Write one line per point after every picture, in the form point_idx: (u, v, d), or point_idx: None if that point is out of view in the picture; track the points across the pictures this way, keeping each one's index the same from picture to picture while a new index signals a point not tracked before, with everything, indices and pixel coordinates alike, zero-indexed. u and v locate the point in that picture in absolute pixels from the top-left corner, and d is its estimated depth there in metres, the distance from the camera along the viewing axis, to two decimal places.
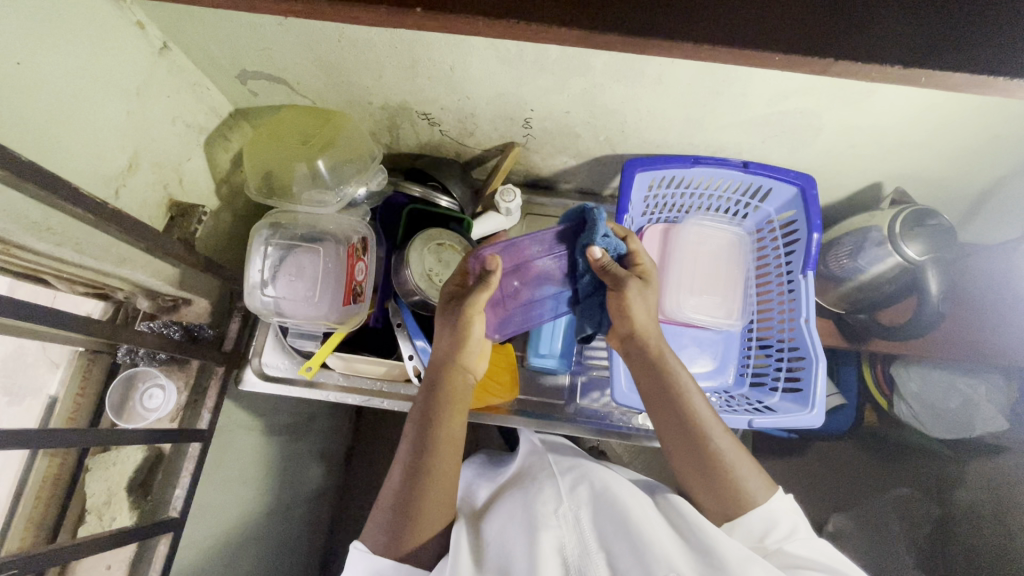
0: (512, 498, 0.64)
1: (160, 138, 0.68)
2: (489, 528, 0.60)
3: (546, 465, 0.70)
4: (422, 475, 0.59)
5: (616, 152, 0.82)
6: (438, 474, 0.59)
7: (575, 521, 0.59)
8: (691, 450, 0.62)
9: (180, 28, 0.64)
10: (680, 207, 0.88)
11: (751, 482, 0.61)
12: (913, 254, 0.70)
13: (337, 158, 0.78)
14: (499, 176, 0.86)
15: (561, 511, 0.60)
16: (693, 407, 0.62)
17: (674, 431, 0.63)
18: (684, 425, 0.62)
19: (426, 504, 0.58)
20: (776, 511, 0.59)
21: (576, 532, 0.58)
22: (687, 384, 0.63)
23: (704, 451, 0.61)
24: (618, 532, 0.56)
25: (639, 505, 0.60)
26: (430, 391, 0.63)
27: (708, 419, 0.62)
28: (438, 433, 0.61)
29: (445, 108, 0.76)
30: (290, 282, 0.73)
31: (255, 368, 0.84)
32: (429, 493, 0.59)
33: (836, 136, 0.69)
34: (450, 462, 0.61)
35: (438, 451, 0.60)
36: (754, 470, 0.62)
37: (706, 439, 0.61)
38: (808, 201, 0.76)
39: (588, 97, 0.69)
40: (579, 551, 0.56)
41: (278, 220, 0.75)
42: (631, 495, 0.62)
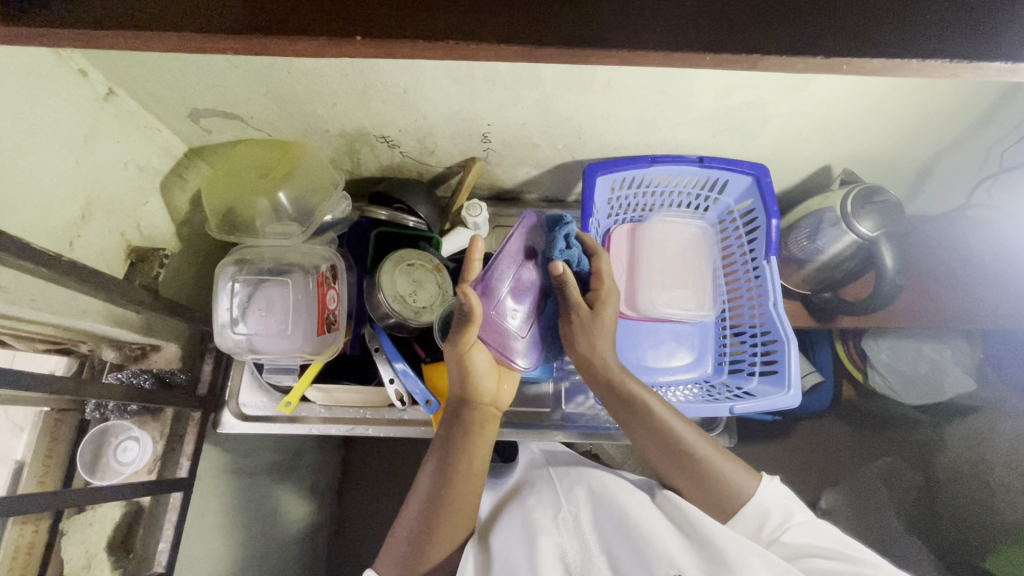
0: (512, 510, 0.64)
1: (114, 184, 0.67)
2: (492, 539, 0.60)
3: (544, 477, 0.70)
4: (437, 505, 0.59)
5: (576, 159, 0.83)
6: (454, 507, 0.59)
7: (575, 527, 0.59)
8: (672, 459, 0.64)
9: (125, 71, 0.63)
10: (644, 206, 0.90)
11: (736, 477, 0.63)
12: (866, 230, 0.73)
13: (298, 189, 0.78)
14: (463, 192, 0.87)
15: (560, 517, 0.60)
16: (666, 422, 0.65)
17: (653, 446, 0.65)
18: (662, 441, 0.65)
19: (439, 535, 0.58)
20: (764, 497, 0.62)
21: (578, 536, 0.58)
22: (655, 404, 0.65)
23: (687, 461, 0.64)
24: (617, 533, 0.56)
25: (636, 502, 0.61)
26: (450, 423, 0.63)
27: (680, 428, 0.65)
28: (455, 465, 0.61)
29: (403, 129, 0.76)
30: (261, 317, 0.72)
31: (234, 410, 0.82)
32: (444, 522, 0.58)
33: (781, 125, 0.72)
34: (468, 496, 0.60)
35: (457, 482, 0.60)
36: (736, 464, 0.64)
37: (682, 443, 0.64)
38: (763, 188, 0.79)
39: (542, 107, 0.70)
40: (582, 556, 0.55)
41: (244, 256, 0.74)
42: (628, 494, 0.63)
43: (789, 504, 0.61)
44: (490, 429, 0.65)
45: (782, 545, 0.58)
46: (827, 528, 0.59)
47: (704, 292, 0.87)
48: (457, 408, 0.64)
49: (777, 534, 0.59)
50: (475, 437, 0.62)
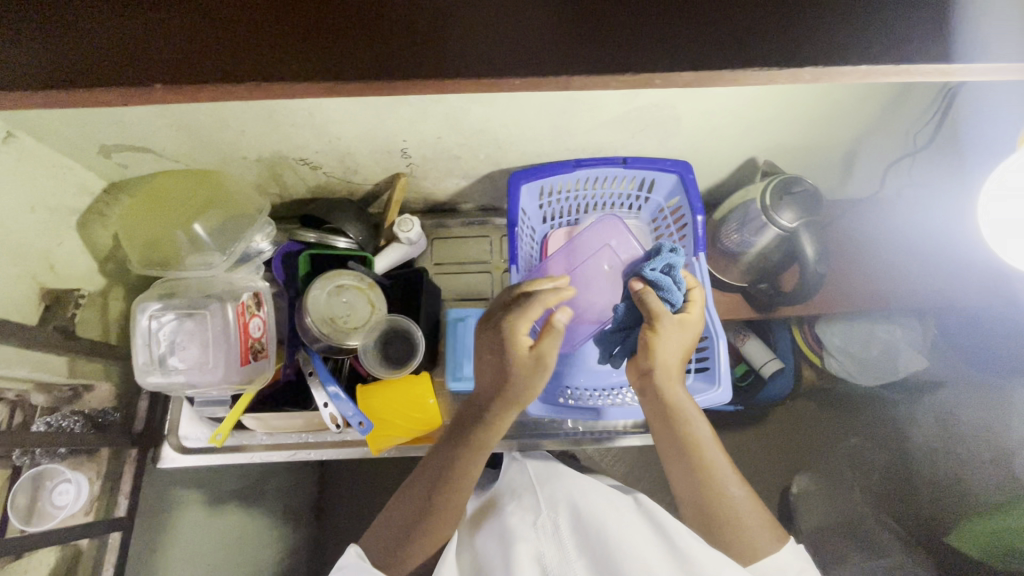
0: (494, 514, 0.67)
1: (20, 228, 0.66)
2: (478, 543, 0.64)
3: (525, 477, 0.72)
4: (424, 504, 0.61)
5: (501, 167, 0.83)
6: (440, 509, 0.61)
7: (553, 532, 0.62)
8: (699, 496, 0.66)
9: (20, 114, 0.62)
10: (578, 209, 0.90)
11: (757, 536, 0.64)
12: (787, 221, 0.73)
13: (216, 219, 0.77)
14: (393, 208, 0.86)
15: (540, 523, 0.63)
16: (706, 461, 0.65)
17: (683, 482, 0.67)
18: (697, 480, 0.65)
19: (420, 532, 0.61)
20: (783, 560, 0.63)
21: (554, 542, 0.61)
22: (702, 438, 0.66)
23: (715, 505, 0.65)
24: (590, 542, 0.59)
25: (618, 510, 0.63)
26: (461, 425, 0.63)
27: (718, 469, 0.65)
28: (450, 467, 0.61)
29: (320, 151, 0.76)
30: (191, 352, 0.70)
31: (173, 444, 0.82)
32: (427, 521, 0.61)
33: (695, 123, 0.72)
34: (452, 499, 0.61)
35: (446, 484, 0.61)
36: (762, 518, 0.65)
37: (715, 487, 0.65)
38: (687, 186, 0.79)
39: (452, 120, 0.70)
40: (558, 563, 0.58)
41: (170, 291, 0.73)
42: (605, 499, 0.65)
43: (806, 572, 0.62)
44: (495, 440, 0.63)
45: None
46: None
47: None
48: (472, 412, 0.63)
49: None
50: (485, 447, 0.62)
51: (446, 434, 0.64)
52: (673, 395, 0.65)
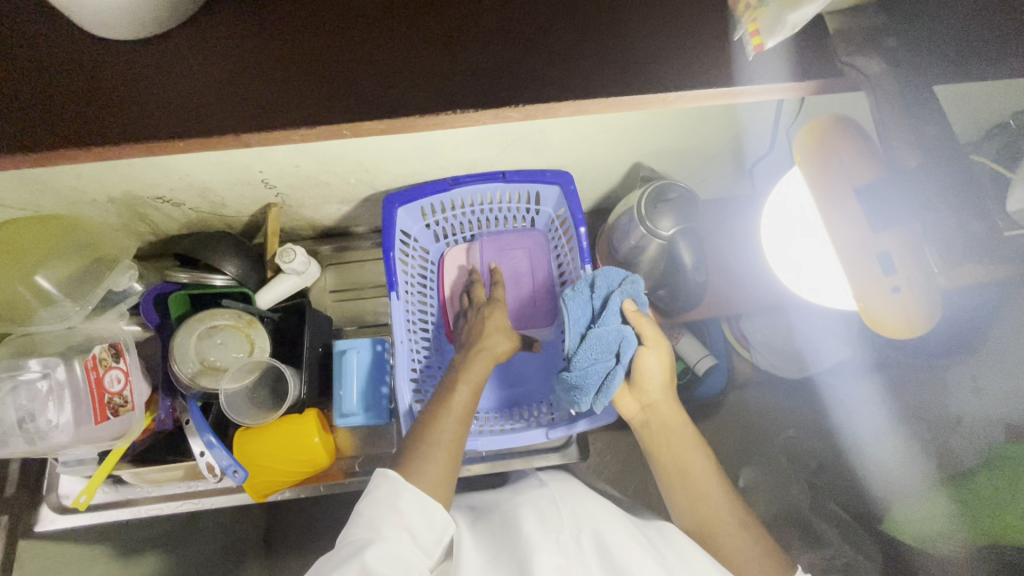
0: (511, 524, 0.61)
1: None
2: (482, 550, 0.59)
3: (546, 491, 0.67)
4: (432, 420, 0.63)
5: (379, 190, 0.80)
6: (445, 420, 0.63)
7: (575, 551, 0.57)
8: (698, 522, 0.66)
9: None
10: (470, 226, 0.87)
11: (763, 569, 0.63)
12: (664, 229, 0.70)
13: (64, 269, 0.71)
14: (273, 239, 0.82)
15: (563, 541, 0.58)
16: (706, 489, 0.67)
17: (683, 510, 0.68)
18: (693, 508, 0.67)
19: (429, 445, 0.60)
20: None
21: (577, 563, 0.56)
22: (700, 466, 0.68)
23: (714, 535, 0.65)
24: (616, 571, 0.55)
25: (636, 541, 0.58)
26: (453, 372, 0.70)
27: (716, 496, 0.67)
28: (455, 389, 0.66)
29: (175, 188, 0.72)
30: (44, 413, 0.66)
31: (53, 502, 0.79)
32: (434, 436, 0.61)
33: (562, 135, 0.69)
34: (457, 419, 0.63)
35: (451, 405, 0.64)
36: (770, 554, 0.63)
37: (713, 517, 0.66)
38: (569, 197, 0.77)
39: (305, 149, 0.66)
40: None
41: (25, 349, 0.69)
42: (628, 528, 0.61)
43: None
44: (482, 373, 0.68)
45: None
46: None
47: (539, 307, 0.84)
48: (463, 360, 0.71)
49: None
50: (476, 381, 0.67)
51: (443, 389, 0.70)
52: (671, 423, 0.71)
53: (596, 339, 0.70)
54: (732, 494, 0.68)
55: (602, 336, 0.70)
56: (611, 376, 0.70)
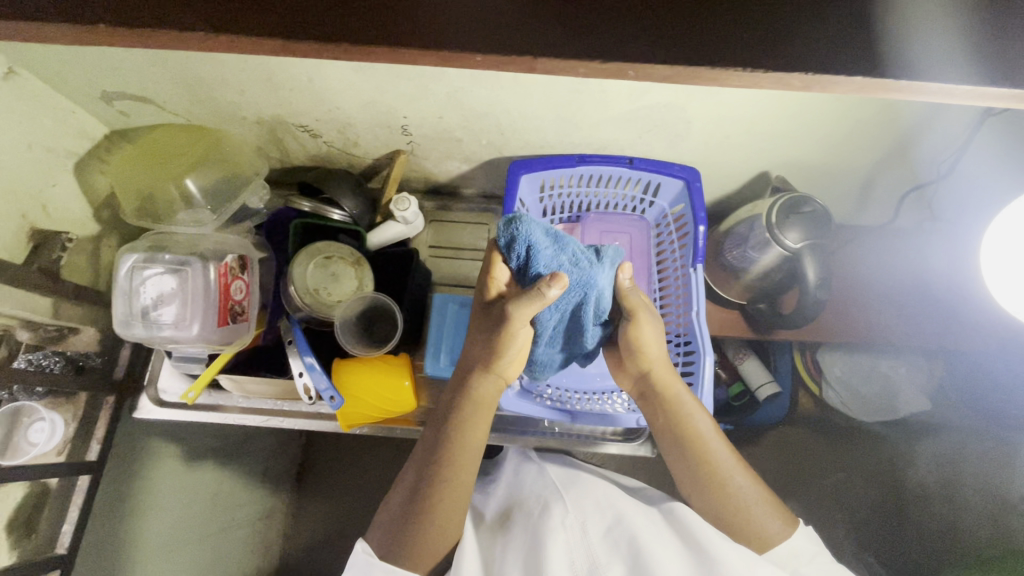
0: (522, 523, 0.66)
1: (16, 165, 0.66)
2: (497, 543, 0.64)
3: (551, 488, 0.72)
4: (428, 500, 0.61)
5: (504, 155, 0.81)
6: (444, 500, 0.62)
7: (579, 530, 0.63)
8: (710, 494, 0.65)
9: (23, 51, 0.62)
10: (580, 206, 0.88)
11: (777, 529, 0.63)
12: (792, 242, 0.69)
13: (208, 176, 0.78)
14: (391, 185, 0.85)
15: (566, 523, 0.63)
16: (711, 448, 0.66)
17: (686, 470, 0.67)
18: (695, 465, 0.66)
19: (429, 526, 0.60)
20: (796, 542, 0.62)
21: (582, 544, 0.61)
22: (704, 426, 0.67)
23: (720, 487, 0.65)
24: (624, 548, 0.60)
25: (641, 516, 0.64)
26: (455, 392, 0.69)
27: (721, 454, 0.66)
28: (461, 428, 0.66)
29: (320, 119, 0.75)
30: (168, 306, 0.69)
31: (152, 395, 0.83)
32: (438, 492, 0.62)
33: (705, 128, 0.69)
34: (457, 497, 0.63)
35: (446, 480, 0.63)
36: (781, 517, 0.64)
37: (718, 474, 0.65)
38: (693, 193, 0.76)
39: (454, 101, 0.68)
40: (585, 563, 0.59)
41: (159, 242, 0.74)
42: (633, 508, 0.66)
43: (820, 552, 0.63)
44: (484, 410, 0.68)
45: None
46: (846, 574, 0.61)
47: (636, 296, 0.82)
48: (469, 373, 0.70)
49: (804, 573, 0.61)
50: (477, 412, 0.67)
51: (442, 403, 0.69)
52: (674, 389, 0.69)
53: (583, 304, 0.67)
54: (733, 449, 0.67)
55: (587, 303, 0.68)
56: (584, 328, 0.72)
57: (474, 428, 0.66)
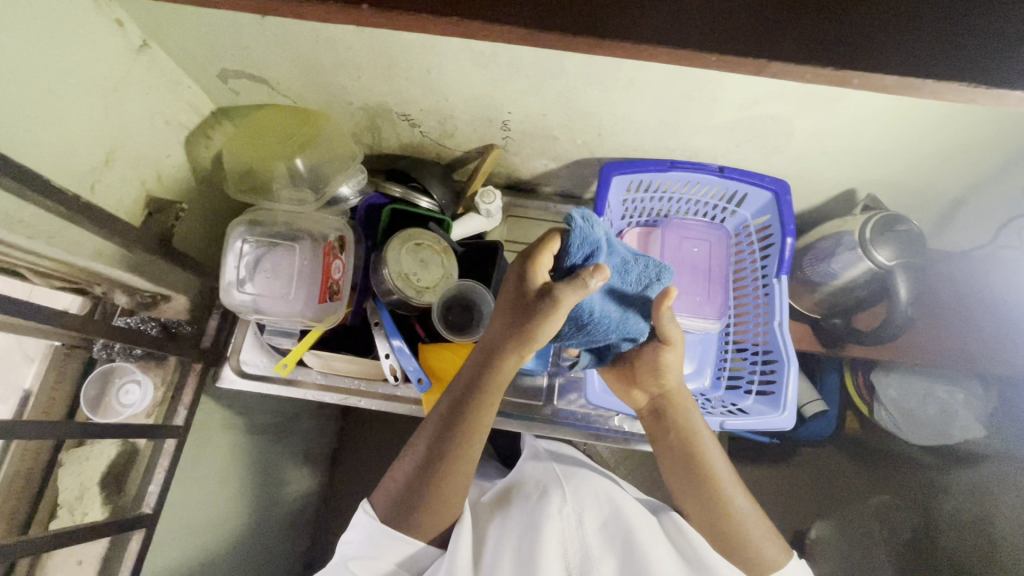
0: (521, 507, 0.70)
1: (140, 135, 0.68)
2: (494, 531, 0.66)
3: (551, 475, 0.75)
4: (437, 481, 0.62)
5: (595, 156, 0.82)
6: (452, 481, 0.62)
7: (577, 524, 0.65)
8: (706, 505, 0.68)
9: (158, 25, 0.64)
10: (659, 211, 0.89)
11: (768, 546, 0.65)
12: (883, 259, 0.71)
13: (316, 158, 0.80)
14: (479, 178, 0.87)
15: (565, 511, 0.66)
16: (717, 471, 0.69)
17: (692, 489, 0.69)
18: (701, 487, 0.68)
19: (437, 502, 0.62)
20: (782, 568, 0.65)
21: (579, 540, 0.64)
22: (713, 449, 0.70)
23: (721, 510, 0.67)
24: (621, 544, 0.63)
25: (638, 516, 0.67)
26: (471, 376, 0.63)
27: (725, 477, 0.68)
28: (473, 417, 0.63)
29: (424, 109, 0.77)
30: (267, 280, 0.73)
31: (234, 365, 0.85)
32: (445, 478, 0.62)
33: (808, 142, 0.70)
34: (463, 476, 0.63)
35: (456, 460, 0.62)
36: (773, 535, 0.67)
37: (723, 497, 0.67)
38: (781, 206, 0.77)
39: (564, 100, 0.70)
40: (580, 554, 0.62)
41: (257, 218, 0.76)
42: (631, 509, 0.68)
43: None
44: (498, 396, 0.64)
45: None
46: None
47: (714, 302, 0.84)
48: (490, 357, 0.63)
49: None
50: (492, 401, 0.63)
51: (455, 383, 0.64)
52: (688, 410, 0.72)
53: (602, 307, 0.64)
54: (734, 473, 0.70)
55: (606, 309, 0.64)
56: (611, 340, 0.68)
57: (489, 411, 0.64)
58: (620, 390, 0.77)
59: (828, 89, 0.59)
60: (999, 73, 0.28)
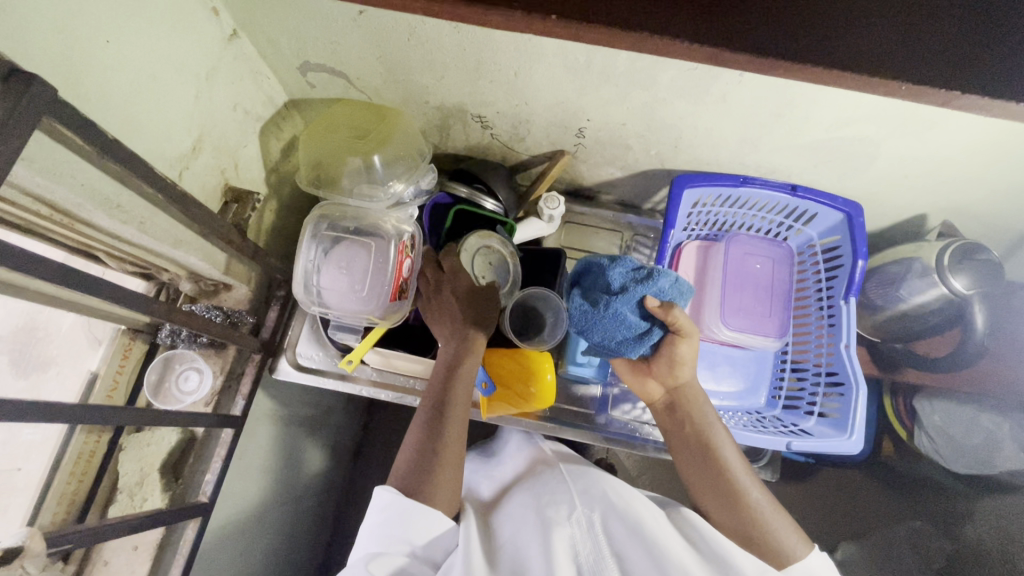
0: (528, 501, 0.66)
1: (221, 124, 0.68)
2: (501, 531, 0.63)
3: (556, 473, 0.71)
4: (436, 457, 0.64)
5: (665, 167, 0.82)
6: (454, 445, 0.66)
7: (589, 526, 0.61)
8: (723, 502, 0.66)
9: (251, 16, 0.64)
10: (722, 225, 0.89)
11: (787, 535, 0.63)
12: (958, 286, 0.71)
13: (391, 154, 0.78)
14: (544, 183, 0.86)
15: (573, 516, 0.62)
16: (728, 464, 0.67)
17: (706, 484, 0.68)
18: (717, 482, 0.67)
19: (445, 470, 0.64)
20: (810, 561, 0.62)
21: (589, 541, 0.60)
22: (720, 440, 0.69)
23: (740, 502, 0.65)
24: (629, 540, 0.59)
25: (651, 512, 0.63)
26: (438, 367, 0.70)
27: (738, 470, 0.67)
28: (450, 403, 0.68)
29: (501, 112, 0.76)
30: (336, 274, 0.73)
31: (290, 358, 0.85)
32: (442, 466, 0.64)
33: (890, 165, 0.70)
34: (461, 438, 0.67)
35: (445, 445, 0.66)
36: (791, 524, 0.64)
37: (739, 489, 0.66)
38: (854, 228, 0.77)
39: (648, 110, 0.69)
40: (593, 557, 0.58)
41: (327, 213, 0.76)
42: (641, 503, 0.64)
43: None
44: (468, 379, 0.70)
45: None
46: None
47: (777, 321, 0.83)
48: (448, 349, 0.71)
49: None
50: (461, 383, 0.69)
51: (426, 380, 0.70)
52: (699, 405, 0.71)
53: (615, 308, 0.66)
54: (749, 466, 0.68)
55: (619, 312, 0.66)
56: (627, 349, 0.70)
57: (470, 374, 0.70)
58: (633, 384, 0.75)
59: (927, 115, 0.59)
60: None
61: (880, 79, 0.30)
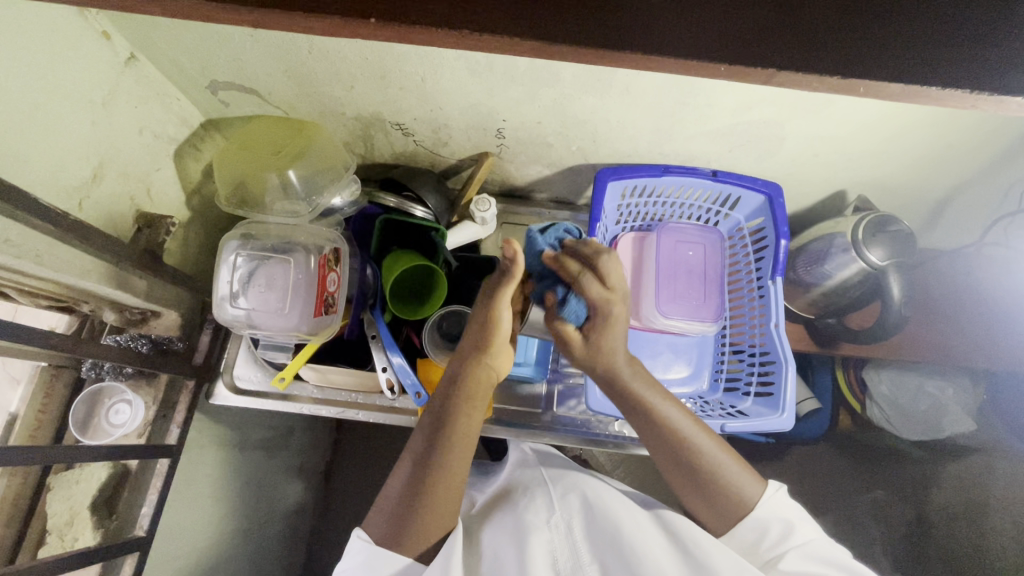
0: (506, 509, 0.65)
1: (126, 150, 0.67)
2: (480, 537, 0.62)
3: (535, 477, 0.71)
4: (431, 479, 0.57)
5: (589, 162, 0.83)
6: (442, 493, 0.57)
7: (566, 530, 0.61)
8: (678, 463, 0.63)
9: (145, 37, 0.63)
10: (654, 215, 0.90)
11: (743, 483, 0.62)
12: (876, 258, 0.72)
13: (308, 168, 0.78)
14: (474, 185, 0.86)
15: (553, 521, 0.62)
16: (681, 432, 0.62)
17: (657, 446, 0.63)
18: (671, 445, 0.62)
19: (439, 494, 0.57)
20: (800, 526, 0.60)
21: (568, 545, 0.60)
22: (671, 411, 0.63)
23: (695, 467, 0.62)
24: (608, 545, 0.59)
25: (628, 512, 0.63)
26: (451, 384, 0.62)
27: (691, 435, 0.62)
28: (465, 417, 0.60)
29: (418, 118, 0.76)
30: (261, 293, 0.72)
31: (228, 382, 0.84)
32: (440, 492, 0.57)
33: (800, 145, 0.71)
34: (454, 492, 0.58)
35: (445, 465, 0.58)
36: (745, 470, 0.63)
37: (691, 451, 0.62)
38: (774, 208, 0.78)
39: (559, 107, 0.70)
40: (572, 563, 0.58)
41: (249, 231, 0.75)
42: (620, 505, 0.64)
43: (791, 521, 0.60)
44: (485, 400, 0.63)
45: (779, 571, 0.56)
46: (826, 550, 0.58)
47: (710, 307, 0.84)
48: (461, 366, 0.63)
49: (775, 557, 0.58)
50: (475, 402, 0.61)
51: (435, 393, 0.63)
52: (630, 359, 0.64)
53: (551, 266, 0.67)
54: (725, 446, 0.64)
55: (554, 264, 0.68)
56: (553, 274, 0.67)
57: (472, 419, 0.61)
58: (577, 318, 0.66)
59: (820, 95, 0.61)
60: (989, 76, 0.30)
61: (698, 61, 0.32)
